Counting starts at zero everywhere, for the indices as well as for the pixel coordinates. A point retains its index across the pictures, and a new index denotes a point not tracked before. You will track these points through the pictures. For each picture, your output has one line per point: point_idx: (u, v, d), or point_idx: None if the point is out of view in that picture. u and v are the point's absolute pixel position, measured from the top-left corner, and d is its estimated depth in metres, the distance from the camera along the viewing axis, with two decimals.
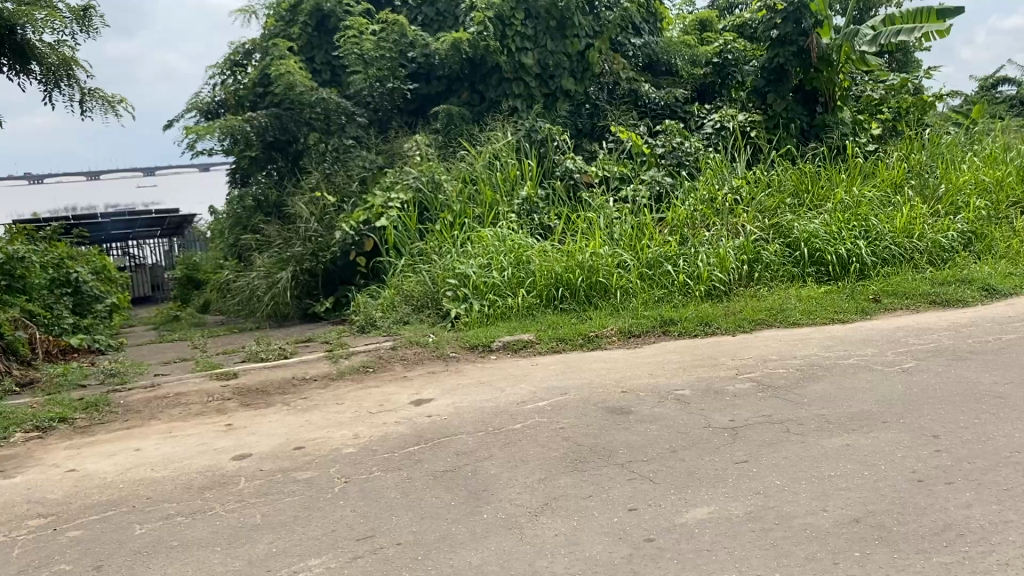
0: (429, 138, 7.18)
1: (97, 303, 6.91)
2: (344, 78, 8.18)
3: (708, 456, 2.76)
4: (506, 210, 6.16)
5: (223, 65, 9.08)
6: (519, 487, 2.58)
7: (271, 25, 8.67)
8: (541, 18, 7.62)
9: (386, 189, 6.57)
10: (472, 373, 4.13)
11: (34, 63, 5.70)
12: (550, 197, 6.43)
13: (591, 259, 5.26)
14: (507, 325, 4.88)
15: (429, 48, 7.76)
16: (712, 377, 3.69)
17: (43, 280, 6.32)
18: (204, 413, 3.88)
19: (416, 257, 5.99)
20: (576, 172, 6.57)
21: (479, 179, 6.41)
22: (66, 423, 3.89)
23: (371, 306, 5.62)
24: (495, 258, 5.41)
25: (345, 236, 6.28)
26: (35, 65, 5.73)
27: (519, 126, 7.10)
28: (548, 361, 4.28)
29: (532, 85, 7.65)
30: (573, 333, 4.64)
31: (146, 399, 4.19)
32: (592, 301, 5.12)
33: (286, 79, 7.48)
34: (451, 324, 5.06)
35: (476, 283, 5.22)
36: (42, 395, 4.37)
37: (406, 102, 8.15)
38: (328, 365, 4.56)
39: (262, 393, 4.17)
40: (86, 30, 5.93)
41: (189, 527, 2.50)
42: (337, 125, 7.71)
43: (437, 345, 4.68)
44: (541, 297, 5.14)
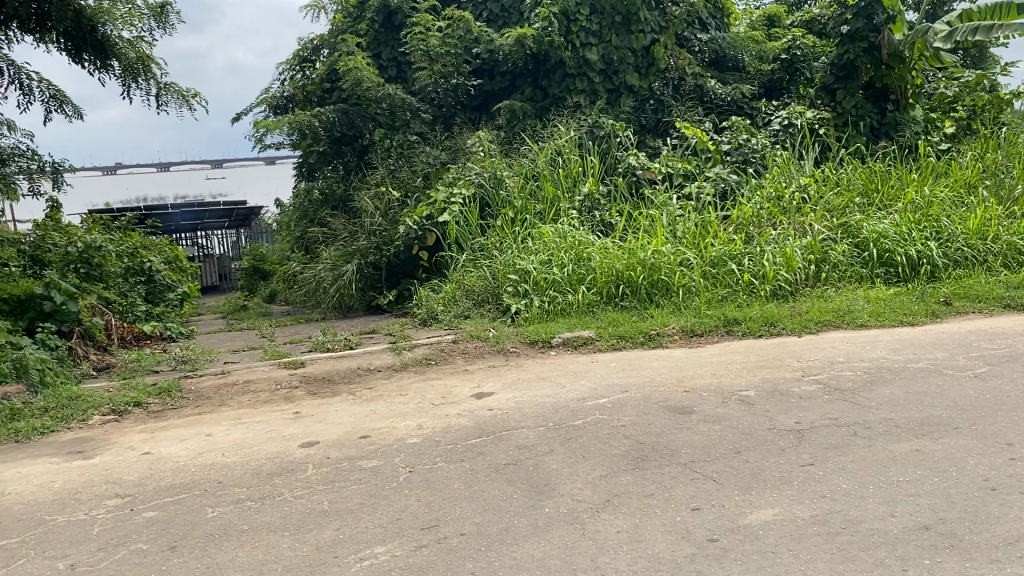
0: (492, 133, 7.22)
1: (169, 292, 7.12)
2: (410, 74, 8.28)
3: (773, 458, 2.73)
4: (568, 206, 6.16)
5: (292, 61, 9.25)
6: (581, 483, 2.59)
7: (339, 21, 8.81)
8: (606, 13, 7.64)
9: (449, 184, 6.62)
10: (534, 368, 4.15)
11: (114, 59, 5.88)
12: (613, 193, 6.41)
13: (654, 257, 5.24)
14: (568, 321, 4.89)
15: (493, 44, 7.77)
16: (777, 378, 3.64)
17: (119, 268, 6.54)
18: (272, 401, 3.97)
19: (477, 252, 6.03)
20: (639, 168, 6.54)
21: (541, 175, 6.41)
22: (140, 407, 4.03)
23: (433, 300, 5.69)
24: (557, 255, 5.41)
25: (409, 231, 6.37)
26: (115, 61, 5.91)
27: (583, 122, 7.09)
28: (609, 358, 4.28)
29: (595, 80, 7.63)
30: (634, 331, 4.63)
31: (217, 386, 4.32)
32: (654, 300, 5.10)
33: (353, 74, 7.54)
34: (512, 319, 5.09)
35: (537, 279, 5.24)
36: (118, 379, 4.53)
37: (470, 98, 8.20)
38: (391, 357, 4.63)
39: (328, 382, 4.25)
40: (163, 25, 6.09)
41: (260, 511, 2.57)
42: (402, 120, 7.82)
43: (498, 340, 4.71)
44: (602, 294, 5.14)
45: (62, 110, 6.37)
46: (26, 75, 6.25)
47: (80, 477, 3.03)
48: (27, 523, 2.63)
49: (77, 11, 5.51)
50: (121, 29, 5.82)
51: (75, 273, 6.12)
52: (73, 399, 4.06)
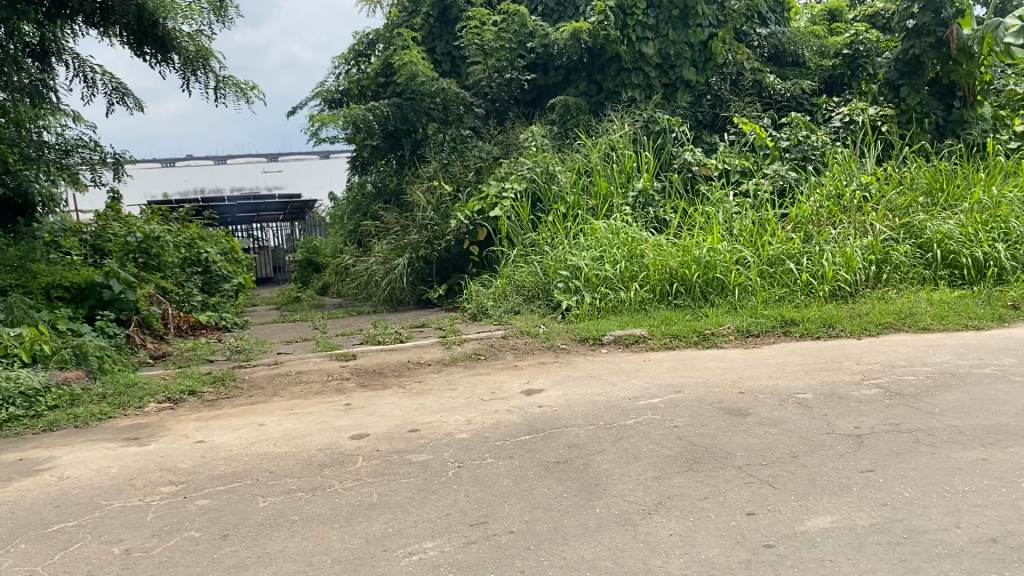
0: (546, 128, 7.17)
1: (225, 282, 7.21)
2: (464, 68, 8.28)
3: (831, 463, 2.65)
4: (621, 202, 6.08)
5: (348, 55, 9.33)
6: (632, 484, 2.54)
7: (395, 16, 8.85)
8: (663, 8, 7.56)
9: (501, 179, 6.61)
10: (585, 366, 4.11)
11: (174, 54, 5.97)
12: (667, 189, 6.32)
13: (709, 255, 5.15)
14: (620, 319, 4.84)
15: (548, 38, 7.72)
16: (835, 381, 3.55)
17: (177, 259, 6.65)
18: (323, 393, 4.00)
19: (529, 247, 6.00)
20: (695, 164, 6.44)
21: (595, 170, 6.35)
22: (195, 395, 4.09)
23: (484, 295, 5.69)
24: (609, 251, 5.35)
25: (460, 225, 6.37)
26: (175, 55, 6.00)
27: (637, 117, 7.01)
28: (661, 357, 4.22)
29: (651, 75, 7.54)
30: (687, 330, 4.56)
31: (270, 376, 4.36)
32: (708, 299, 5.01)
33: (408, 69, 7.58)
34: (563, 315, 5.05)
35: (589, 275, 5.19)
36: (174, 368, 4.61)
37: (524, 93, 8.17)
38: (441, 351, 4.63)
39: (378, 375, 4.27)
40: (222, 19, 6.17)
41: (309, 502, 2.58)
42: (455, 115, 7.83)
43: (548, 336, 4.67)
44: (655, 292, 5.07)
45: (124, 102, 6.50)
46: (90, 68, 6.39)
47: (136, 463, 3.08)
48: (84, 507, 2.67)
49: (140, 6, 5.60)
50: (182, 23, 5.90)
51: (133, 263, 6.26)
52: (130, 386, 4.14)
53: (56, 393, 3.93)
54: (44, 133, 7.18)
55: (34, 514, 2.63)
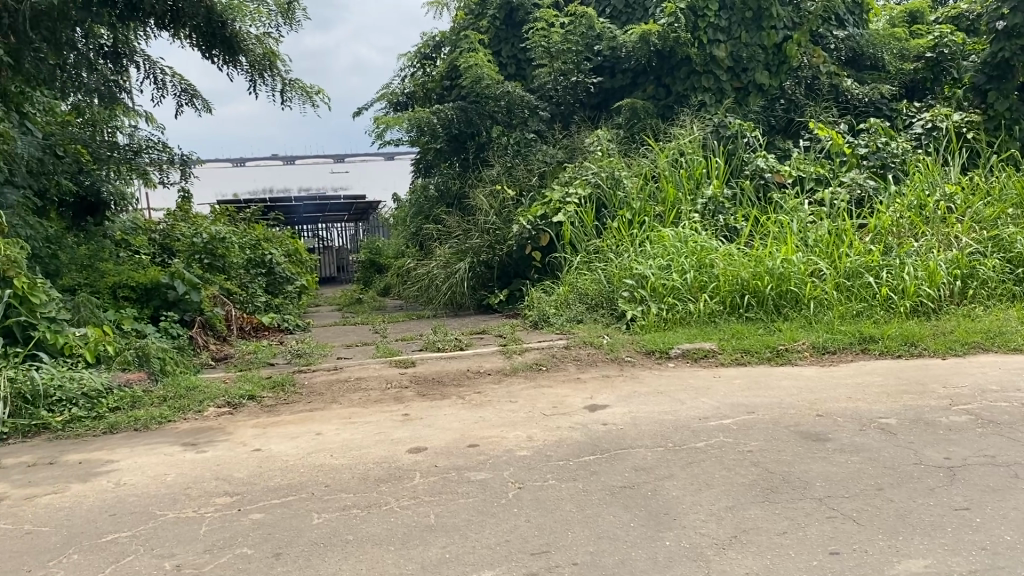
0: (612, 132, 7.01)
1: (288, 284, 7.22)
2: (530, 71, 8.18)
3: (921, 498, 2.46)
4: (689, 209, 5.89)
5: (413, 58, 9.33)
6: (704, 514, 2.39)
7: (461, 19, 8.80)
8: (736, 9, 7.33)
9: (565, 184, 6.47)
10: (651, 381, 3.96)
11: (241, 56, 5.97)
12: (738, 197, 6.11)
13: (782, 266, 4.93)
14: (688, 331, 4.66)
15: (616, 41, 7.56)
16: (921, 406, 3.33)
17: (241, 260, 6.66)
18: (382, 401, 3.92)
19: (592, 254, 5.86)
20: (767, 171, 6.21)
21: (662, 176, 6.17)
22: (254, 400, 4.04)
23: (545, 303, 5.57)
24: (676, 260, 5.16)
25: (522, 230, 6.26)
26: (242, 58, 6.01)
27: (708, 121, 6.80)
28: (731, 374, 4.05)
29: (723, 78, 7.33)
30: (759, 344, 4.38)
31: (329, 382, 4.30)
32: (781, 312, 4.81)
33: (473, 72, 7.49)
34: (628, 325, 4.90)
35: (655, 285, 5.02)
36: (235, 371, 4.58)
37: (590, 96, 8.02)
38: (502, 360, 4.52)
39: (438, 384, 4.17)
40: (290, 21, 6.17)
41: (365, 521, 2.48)
42: (520, 118, 7.73)
43: (612, 348, 4.53)
44: (725, 304, 4.88)
45: (192, 104, 6.55)
46: (160, 70, 6.44)
47: (191, 471, 3.04)
48: (139, 517, 2.63)
49: (209, 8, 5.62)
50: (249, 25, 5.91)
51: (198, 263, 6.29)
52: (191, 389, 4.12)
53: (118, 395, 3.93)
54: (117, 134, 7.34)
55: (89, 522, 2.60)
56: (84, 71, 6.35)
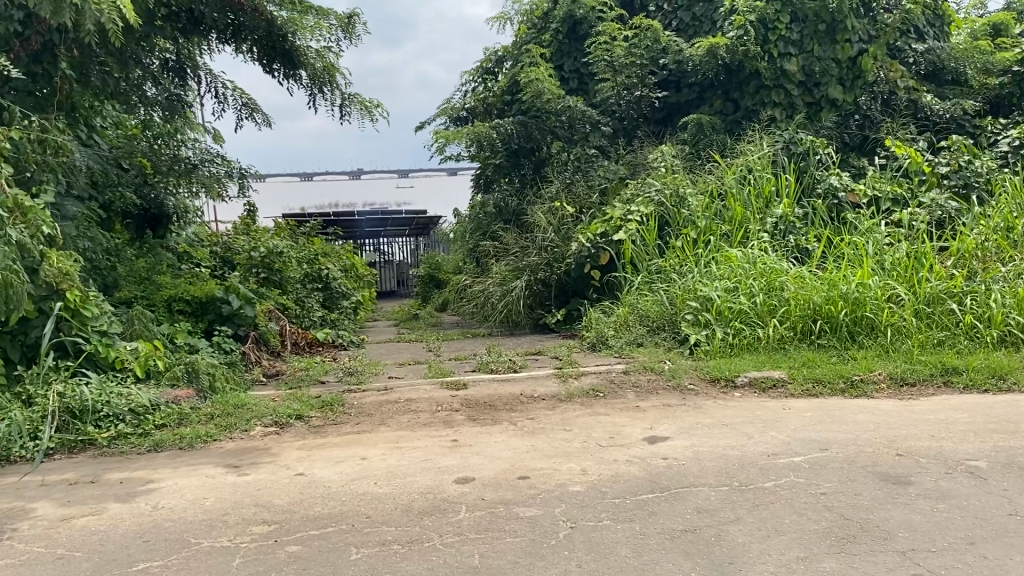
0: (676, 148, 6.78)
1: (344, 299, 7.15)
2: (593, 86, 8.02)
3: (1018, 556, 2.20)
4: (758, 228, 5.63)
5: (476, 72, 9.27)
6: (772, 566, 2.18)
7: (524, 33, 8.70)
8: (809, 21, 7.03)
9: (627, 201, 6.28)
10: (715, 412, 3.73)
11: (302, 69, 5.95)
12: (810, 217, 5.82)
13: (857, 290, 4.65)
14: (755, 358, 4.42)
15: (682, 54, 7.34)
16: (1014, 448, 3.05)
17: (298, 274, 6.61)
18: (431, 425, 3.77)
19: (654, 274, 5.64)
20: (842, 190, 5.91)
21: (729, 193, 5.93)
22: (301, 420, 3.93)
23: (604, 324, 5.38)
24: (744, 282, 4.92)
25: (581, 248, 6.07)
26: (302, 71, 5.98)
27: (778, 137, 6.53)
28: (802, 406, 3.80)
29: (794, 93, 7.05)
30: (832, 374, 4.12)
31: (379, 402, 4.16)
32: (856, 339, 4.53)
33: (534, 86, 7.37)
34: (691, 350, 4.68)
35: (720, 308, 4.79)
36: (285, 388, 4.48)
37: (654, 111, 7.82)
38: (557, 384, 4.33)
39: (490, 408, 4.01)
40: (352, 35, 6.14)
41: (405, 559, 2.33)
42: (582, 133, 7.57)
43: (674, 374, 4.31)
44: (796, 330, 4.62)
45: (252, 117, 6.56)
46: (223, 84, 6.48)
47: (232, 495, 2.92)
48: (172, 544, 2.52)
49: (270, 21, 5.64)
50: (310, 40, 5.88)
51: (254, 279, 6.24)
52: (239, 407, 4.03)
53: (165, 412, 3.88)
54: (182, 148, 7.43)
55: (122, 548, 2.49)
56: (148, 85, 6.43)
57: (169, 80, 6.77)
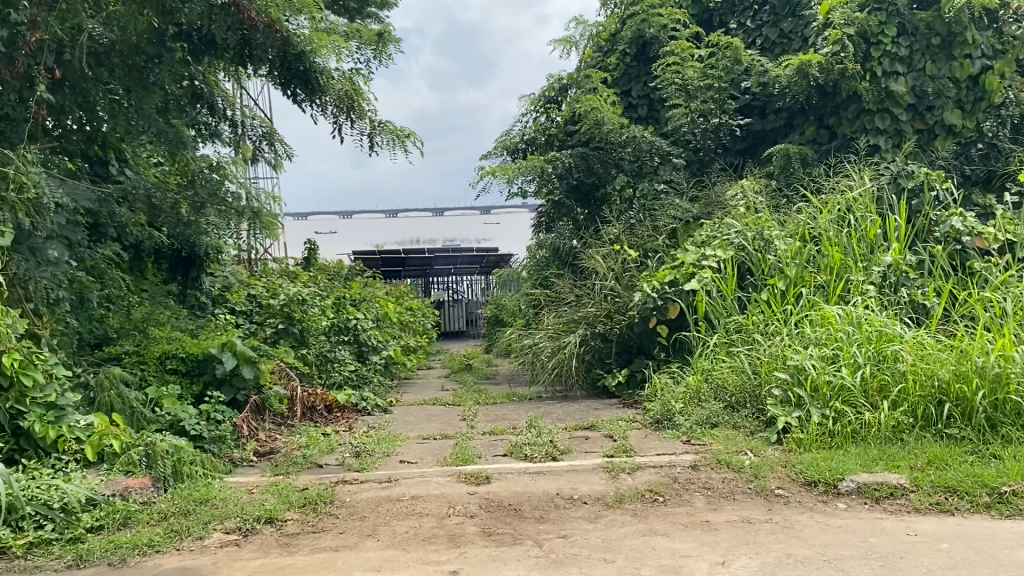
0: (759, 182, 5.81)
1: (376, 353, 6.32)
2: (663, 113, 7.12)
3: None
4: (861, 280, 4.58)
5: (537, 102, 8.54)
6: None
7: (588, 58, 7.88)
8: (920, 35, 6.05)
9: (702, 244, 5.35)
10: (812, 538, 2.74)
11: (322, 96, 5.09)
12: (927, 265, 4.74)
13: (998, 364, 3.58)
14: (862, 453, 3.41)
15: (767, 75, 6.37)
16: None
17: (325, 325, 5.82)
18: (432, 539, 2.90)
19: (732, 334, 4.67)
20: (965, 233, 4.82)
21: (823, 236, 4.93)
22: (272, 524, 3.10)
23: (670, 396, 4.46)
24: (845, 349, 3.91)
25: (645, 299, 5.16)
26: (324, 98, 5.12)
27: (883, 169, 5.50)
28: (933, 530, 2.79)
29: (902, 118, 6.02)
30: (970, 480, 3.09)
31: (377, 500, 3.31)
32: (998, 429, 3.47)
33: (593, 116, 6.56)
34: (778, 439, 3.71)
35: (815, 383, 3.79)
36: (270, 473, 3.68)
37: (735, 140, 6.86)
38: (604, 481, 3.42)
39: (513, 515, 3.12)
40: (383, 54, 5.48)
41: None
42: (650, 167, 6.69)
43: (757, 473, 3.36)
44: (916, 415, 3.59)
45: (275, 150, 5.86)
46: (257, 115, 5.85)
47: None
48: None
49: (285, 37, 4.80)
50: (333, 62, 5.06)
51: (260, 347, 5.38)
52: (202, 503, 3.23)
53: (106, 510, 3.08)
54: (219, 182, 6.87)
55: None
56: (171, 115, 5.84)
57: (194, 112, 6.16)
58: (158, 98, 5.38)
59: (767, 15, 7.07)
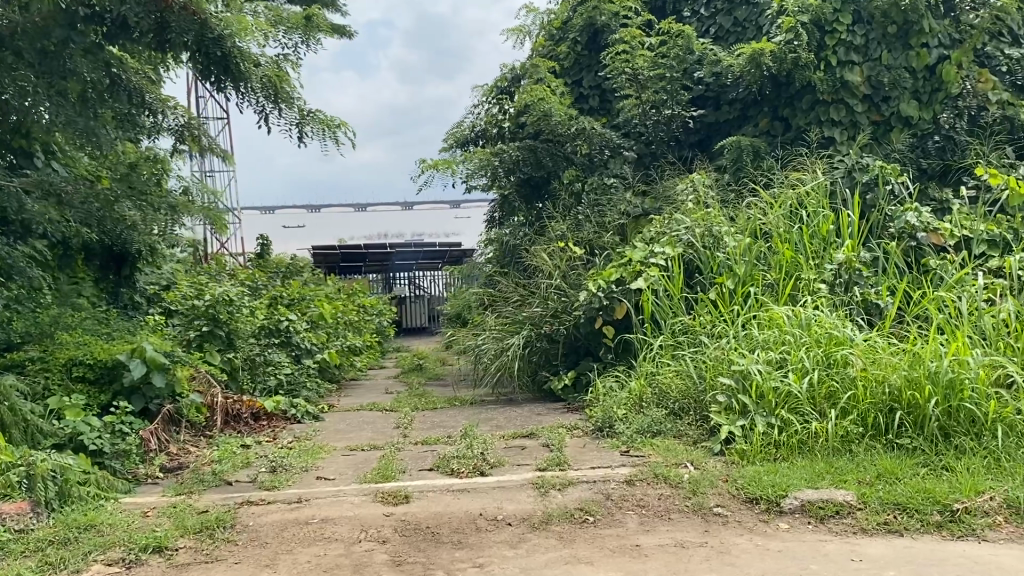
0: (710, 176, 5.60)
1: (311, 356, 6.02)
2: (614, 104, 6.89)
3: None
4: (812, 279, 4.37)
5: (489, 92, 8.24)
6: None
7: (540, 46, 7.59)
8: (875, 23, 5.89)
9: (651, 241, 5.13)
10: (749, 566, 2.50)
11: (241, 83, 4.69)
12: (881, 263, 4.54)
13: (951, 369, 3.37)
14: (807, 466, 3.19)
15: (720, 65, 6.16)
16: None
17: (254, 327, 5.50)
18: (336, 570, 2.62)
19: (679, 335, 4.44)
20: (921, 228, 4.63)
21: (774, 233, 4.71)
22: (161, 553, 2.80)
23: (612, 403, 4.22)
24: (793, 353, 3.69)
25: (591, 298, 4.91)
26: (243, 85, 4.71)
27: (837, 162, 5.30)
28: (880, 554, 2.56)
29: (857, 109, 5.85)
30: (920, 496, 2.87)
31: (283, 524, 3.03)
32: (951, 440, 3.26)
33: (541, 107, 6.31)
34: (721, 450, 3.48)
35: (761, 389, 3.57)
36: (171, 493, 3.37)
37: (688, 132, 6.65)
38: (533, 498, 3.16)
39: (430, 540, 2.85)
40: (312, 39, 5.17)
41: None
42: (600, 161, 6.47)
43: (695, 489, 3.12)
44: (865, 424, 3.38)
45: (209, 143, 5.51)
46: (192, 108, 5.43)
47: None
48: None
49: (203, 21, 4.47)
50: (255, 49, 4.74)
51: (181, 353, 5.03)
52: (86, 529, 2.92)
53: None
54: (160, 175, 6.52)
55: None
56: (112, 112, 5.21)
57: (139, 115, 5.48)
58: (80, 89, 4.87)
59: (721, 2, 6.83)
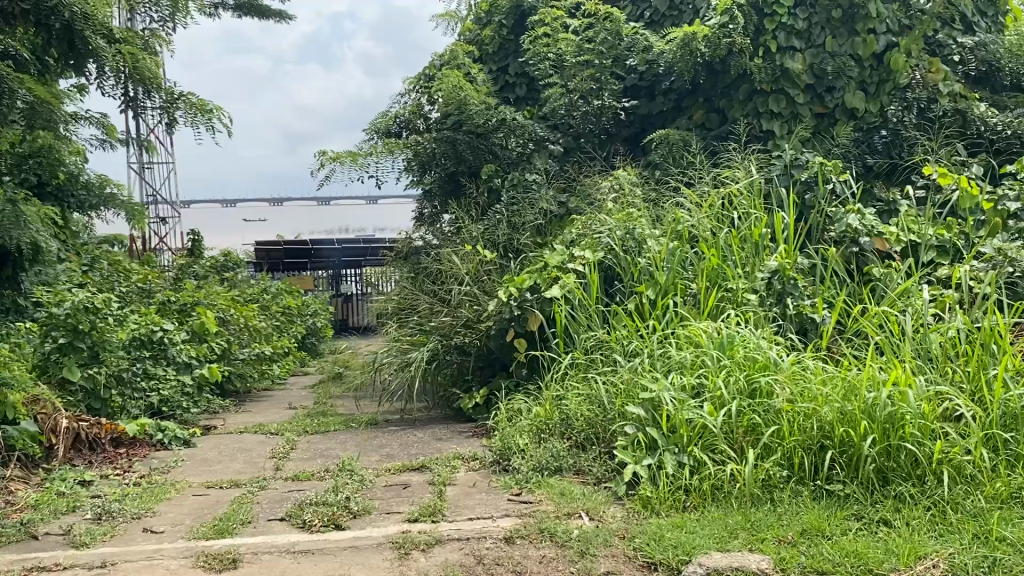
0: (636, 171, 5.10)
1: (197, 369, 5.39)
2: (542, 93, 6.37)
3: None
4: (742, 289, 3.87)
5: (414, 80, 7.65)
6: None
7: (467, 30, 7.03)
8: (818, 7, 5.45)
9: (570, 244, 4.60)
10: None
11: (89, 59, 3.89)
12: (818, 270, 4.05)
13: (891, 400, 2.88)
14: (720, 519, 2.67)
15: (652, 51, 5.68)
16: None
17: (124, 339, 4.86)
18: None
19: (591, 353, 3.91)
20: (864, 233, 4.14)
21: (701, 236, 4.21)
22: None
23: (513, 431, 3.68)
24: (712, 378, 3.19)
25: (500, 308, 4.34)
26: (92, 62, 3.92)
27: (775, 159, 4.81)
28: None
29: (798, 100, 5.43)
30: (850, 563, 2.36)
31: None
32: (889, 487, 2.76)
33: (456, 95, 5.75)
34: (624, 495, 2.96)
35: (673, 422, 3.05)
36: None
37: (621, 125, 6.21)
38: (389, 561, 2.59)
39: None
40: (181, 11, 4.56)
41: None
42: (523, 155, 5.92)
43: (586, 548, 2.58)
44: (791, 466, 2.88)
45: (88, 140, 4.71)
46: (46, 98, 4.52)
47: None
48: None
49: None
50: (109, 20, 4.08)
51: (31, 371, 4.36)
52: None
53: None
54: None
55: None
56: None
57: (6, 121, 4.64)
58: None
59: None
